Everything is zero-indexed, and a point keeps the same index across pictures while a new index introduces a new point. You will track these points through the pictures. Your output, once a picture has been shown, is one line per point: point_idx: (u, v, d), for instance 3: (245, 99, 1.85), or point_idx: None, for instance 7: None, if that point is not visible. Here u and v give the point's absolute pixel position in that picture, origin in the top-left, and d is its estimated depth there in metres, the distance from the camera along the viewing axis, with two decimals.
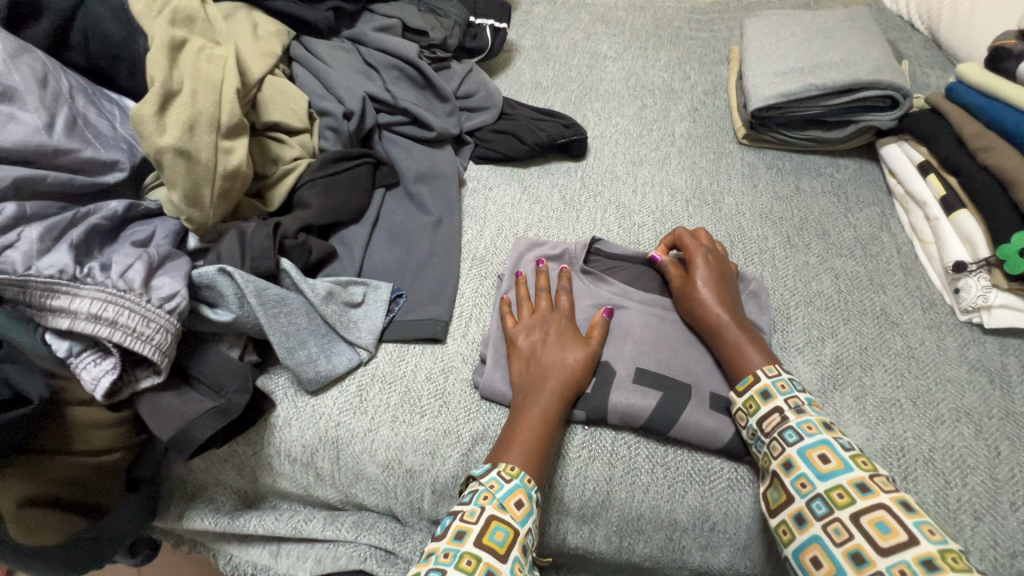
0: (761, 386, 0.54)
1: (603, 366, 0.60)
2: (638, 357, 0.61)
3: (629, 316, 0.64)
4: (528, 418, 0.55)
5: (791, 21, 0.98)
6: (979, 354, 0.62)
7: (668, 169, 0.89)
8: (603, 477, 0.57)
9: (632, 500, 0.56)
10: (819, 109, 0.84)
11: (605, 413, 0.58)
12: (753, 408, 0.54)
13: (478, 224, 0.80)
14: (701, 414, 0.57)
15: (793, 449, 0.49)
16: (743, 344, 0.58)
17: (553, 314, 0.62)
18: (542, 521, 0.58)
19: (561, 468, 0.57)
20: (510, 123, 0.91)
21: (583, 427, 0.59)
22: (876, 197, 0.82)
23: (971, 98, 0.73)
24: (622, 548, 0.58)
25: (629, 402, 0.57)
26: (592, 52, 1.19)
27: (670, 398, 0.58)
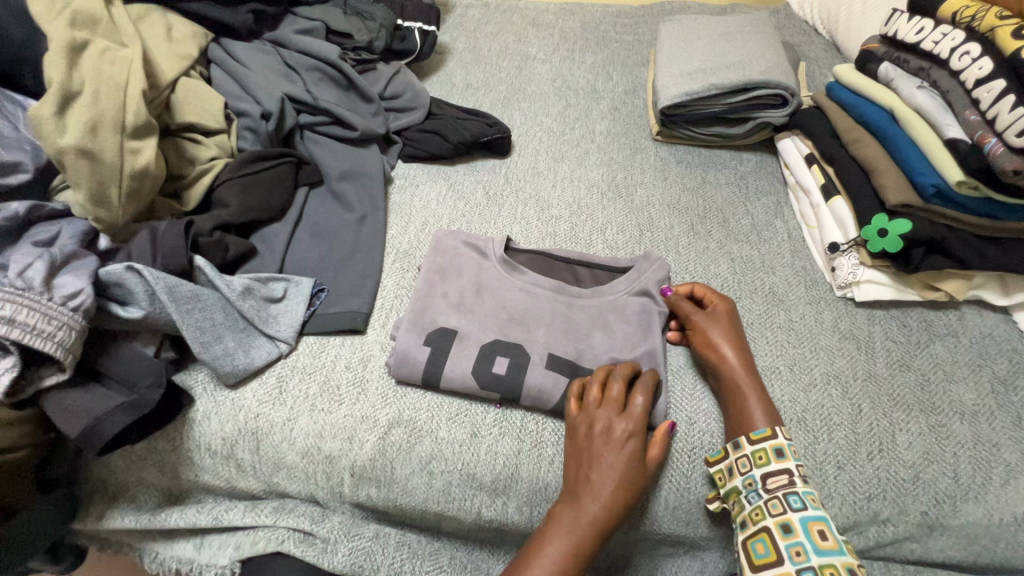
0: (776, 445, 0.56)
1: (515, 351, 0.63)
2: (548, 344, 0.64)
3: (539, 303, 0.67)
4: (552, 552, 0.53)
5: (700, 25, 1.05)
6: (850, 324, 0.70)
7: (587, 165, 0.94)
8: (511, 449, 0.61)
9: (539, 469, 0.60)
10: (720, 107, 0.91)
11: (514, 393, 0.61)
12: (764, 460, 0.56)
13: (403, 220, 0.83)
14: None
15: (779, 491, 0.54)
16: (751, 397, 0.60)
17: (625, 423, 0.57)
18: (452, 497, 0.61)
19: (474, 446, 0.61)
20: (436, 123, 0.95)
21: (495, 407, 0.63)
22: (772, 187, 0.89)
23: (843, 96, 0.81)
24: (527, 516, 0.61)
25: (540, 385, 0.61)
26: (522, 54, 1.24)
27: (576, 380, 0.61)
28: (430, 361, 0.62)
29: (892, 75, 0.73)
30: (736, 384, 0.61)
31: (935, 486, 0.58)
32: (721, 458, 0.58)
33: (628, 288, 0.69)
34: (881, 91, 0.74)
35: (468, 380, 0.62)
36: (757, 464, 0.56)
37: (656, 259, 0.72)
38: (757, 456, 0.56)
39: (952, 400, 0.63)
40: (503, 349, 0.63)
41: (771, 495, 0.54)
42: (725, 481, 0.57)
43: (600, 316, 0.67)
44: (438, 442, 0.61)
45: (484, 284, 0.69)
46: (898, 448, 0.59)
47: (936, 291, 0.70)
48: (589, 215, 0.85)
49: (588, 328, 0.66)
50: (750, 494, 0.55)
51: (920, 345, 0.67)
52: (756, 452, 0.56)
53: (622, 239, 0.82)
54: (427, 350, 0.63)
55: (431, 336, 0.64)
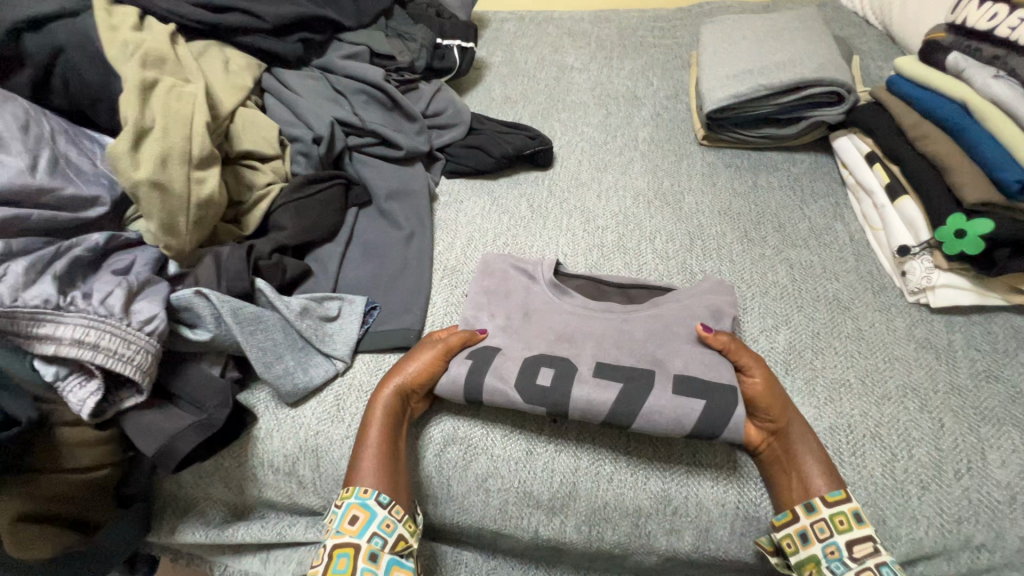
0: (855, 508, 0.52)
1: (562, 362, 0.60)
2: (596, 354, 0.61)
3: (589, 320, 0.65)
4: (370, 441, 0.57)
5: (743, 24, 1.03)
6: (926, 332, 0.65)
7: (632, 173, 0.93)
8: (566, 461, 0.60)
9: (596, 484, 0.59)
10: (770, 108, 0.87)
11: (565, 405, 0.57)
12: (846, 526, 0.52)
13: (449, 236, 0.85)
14: (664, 399, 0.56)
15: (861, 551, 0.50)
16: (813, 456, 0.55)
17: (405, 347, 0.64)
18: (505, 513, 0.61)
19: (528, 464, 0.60)
20: (478, 138, 0.97)
21: (550, 424, 0.62)
22: (830, 188, 0.85)
23: (904, 89, 0.76)
24: (588, 534, 0.60)
25: (590, 395, 0.57)
26: (559, 65, 1.25)
27: (631, 391, 0.56)
28: (472, 374, 0.60)
29: (962, 64, 0.68)
30: (799, 441, 0.56)
31: None
32: (791, 521, 0.53)
33: (685, 302, 0.65)
34: (947, 82, 0.70)
35: (510, 391, 0.58)
36: (839, 529, 0.52)
37: (717, 283, 0.68)
38: (839, 519, 0.52)
39: None
40: (548, 360, 0.60)
41: (859, 562, 0.50)
42: (797, 543, 0.52)
43: (656, 331, 0.62)
44: (485, 454, 0.61)
45: (531, 306, 0.67)
46: (989, 466, 0.55)
47: (1022, 295, 0.65)
48: (636, 224, 0.83)
49: (641, 336, 0.62)
50: (836, 566, 0.51)
51: (1008, 353, 0.62)
52: (834, 516, 0.52)
53: (672, 247, 0.79)
54: (466, 364, 0.61)
55: (472, 351, 0.62)
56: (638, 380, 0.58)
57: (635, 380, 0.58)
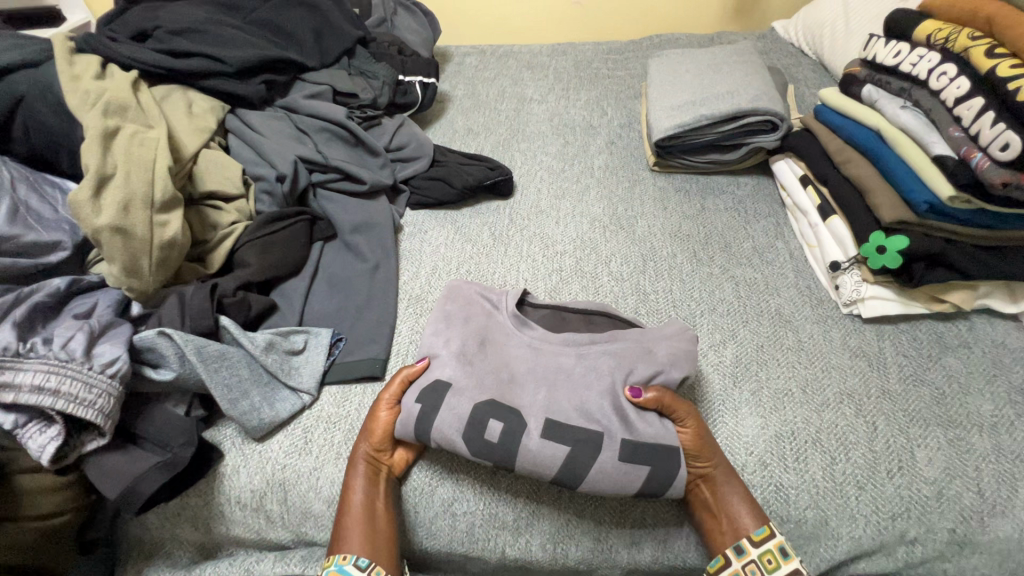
0: (780, 543, 0.55)
1: (510, 415, 0.59)
2: (545, 406, 0.60)
3: (544, 359, 0.65)
4: (349, 506, 0.58)
5: (686, 57, 1.10)
6: (859, 341, 0.70)
7: (588, 200, 0.97)
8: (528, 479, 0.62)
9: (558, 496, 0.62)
10: (712, 136, 0.93)
11: (512, 461, 0.57)
12: (774, 563, 0.54)
13: (414, 266, 0.88)
14: (609, 463, 0.56)
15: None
16: (738, 496, 0.57)
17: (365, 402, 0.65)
18: (472, 537, 0.62)
19: (494, 490, 0.62)
20: (440, 170, 1.01)
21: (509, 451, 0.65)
22: (771, 209, 0.91)
23: (828, 117, 0.83)
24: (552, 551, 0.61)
25: (538, 448, 0.57)
26: (519, 97, 1.31)
27: (579, 453, 0.56)
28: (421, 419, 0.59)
29: (875, 96, 0.75)
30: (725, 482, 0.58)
31: (960, 501, 0.57)
32: (723, 567, 0.55)
33: (639, 348, 0.64)
34: (863, 112, 0.77)
35: (456, 443, 0.58)
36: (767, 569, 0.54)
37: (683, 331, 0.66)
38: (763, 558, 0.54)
39: (970, 412, 0.62)
40: (497, 412, 0.59)
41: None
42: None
43: (607, 372, 0.62)
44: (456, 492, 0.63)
45: (488, 337, 0.67)
46: (918, 464, 0.59)
47: (943, 303, 0.70)
48: (593, 248, 0.88)
49: (596, 378, 0.62)
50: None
51: (932, 358, 0.68)
52: (763, 555, 0.54)
53: (626, 269, 0.83)
54: (416, 408, 0.60)
55: (423, 396, 0.61)
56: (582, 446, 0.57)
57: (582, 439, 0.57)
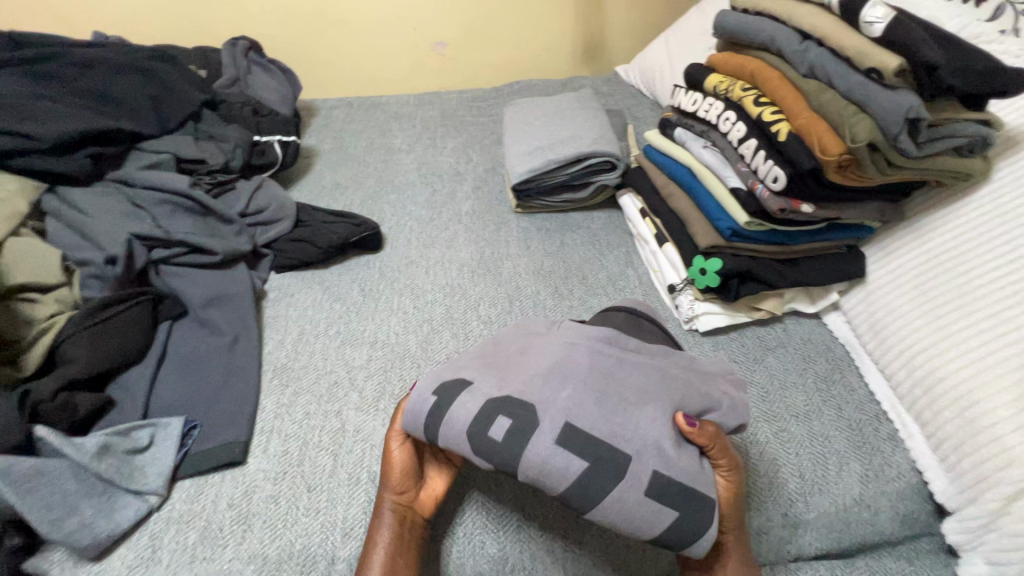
0: None
1: (521, 412, 0.54)
2: (567, 409, 0.54)
3: (580, 361, 0.59)
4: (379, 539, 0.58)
5: (536, 105, 1.19)
6: (699, 353, 0.78)
7: (456, 246, 1.01)
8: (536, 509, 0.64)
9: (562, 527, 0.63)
10: (562, 178, 1.01)
11: (514, 467, 0.52)
12: None
13: (279, 333, 0.85)
14: (631, 496, 0.50)
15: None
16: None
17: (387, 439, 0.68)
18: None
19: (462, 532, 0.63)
20: (304, 231, 0.99)
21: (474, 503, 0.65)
22: (621, 240, 1.00)
23: (654, 156, 0.94)
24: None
25: (544, 461, 0.51)
26: (387, 148, 1.33)
27: (600, 473, 0.51)
28: (434, 410, 0.57)
29: (684, 138, 0.87)
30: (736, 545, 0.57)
31: (787, 487, 0.65)
32: None
33: (694, 379, 0.60)
34: (677, 151, 0.88)
35: (462, 443, 0.54)
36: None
37: (734, 376, 0.64)
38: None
39: (787, 404, 0.72)
40: (507, 409, 0.54)
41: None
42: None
43: (650, 395, 0.57)
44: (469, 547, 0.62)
45: (531, 346, 0.63)
46: (751, 459, 0.67)
47: (760, 310, 0.81)
48: (462, 294, 0.90)
49: (636, 395, 0.56)
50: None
51: (756, 360, 0.77)
52: None
53: (494, 311, 0.87)
54: (433, 399, 0.58)
55: (446, 382, 0.59)
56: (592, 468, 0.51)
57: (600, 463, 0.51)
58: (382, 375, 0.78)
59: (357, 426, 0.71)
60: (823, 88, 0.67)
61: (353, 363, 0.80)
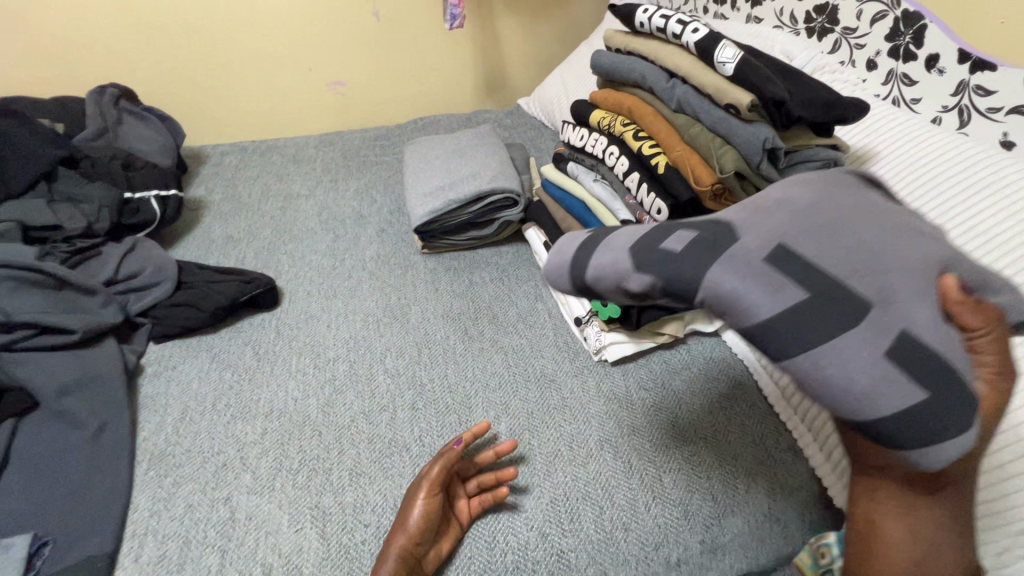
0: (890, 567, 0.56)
1: (714, 231, 0.49)
2: (785, 233, 0.47)
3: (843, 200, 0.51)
4: (395, 552, 0.58)
5: (436, 144, 1.18)
6: (610, 385, 0.79)
7: (360, 295, 0.96)
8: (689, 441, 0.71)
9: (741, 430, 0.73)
10: (465, 217, 1.00)
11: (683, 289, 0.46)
12: None
13: (157, 414, 0.76)
14: (861, 353, 0.42)
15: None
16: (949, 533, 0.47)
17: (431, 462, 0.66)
18: (569, 516, 0.64)
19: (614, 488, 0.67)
20: (186, 293, 0.90)
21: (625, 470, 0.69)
22: (530, 273, 1.00)
23: (551, 190, 0.96)
24: (776, 485, 0.68)
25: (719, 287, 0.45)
26: (285, 194, 1.26)
27: (827, 316, 0.43)
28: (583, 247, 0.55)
29: (576, 172, 0.89)
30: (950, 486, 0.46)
31: (701, 513, 0.65)
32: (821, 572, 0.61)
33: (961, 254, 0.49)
34: (571, 185, 0.90)
35: (620, 262, 0.50)
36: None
37: None
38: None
39: (696, 427, 0.73)
40: (688, 228, 0.50)
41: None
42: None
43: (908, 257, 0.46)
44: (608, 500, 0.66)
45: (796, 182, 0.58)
46: (666, 489, 0.67)
47: (663, 335, 0.82)
48: (367, 347, 0.85)
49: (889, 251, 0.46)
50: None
51: (664, 386, 0.78)
52: None
53: (402, 362, 0.83)
54: (583, 236, 0.57)
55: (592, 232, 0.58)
56: (802, 312, 0.43)
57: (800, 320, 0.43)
58: (279, 448, 0.71)
59: (250, 511, 0.64)
60: (692, 121, 0.72)
61: (244, 438, 0.72)
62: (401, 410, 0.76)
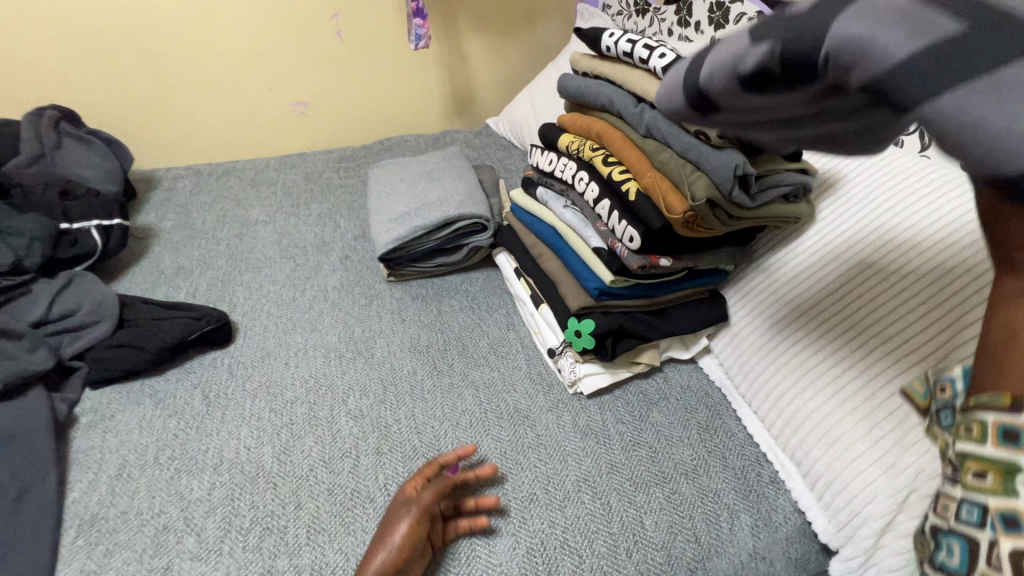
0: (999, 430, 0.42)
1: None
2: None
3: None
4: (384, 556, 0.56)
5: (403, 167, 1.15)
6: (586, 419, 0.75)
7: (321, 328, 0.90)
8: (838, 299, 0.69)
9: (883, 287, 0.66)
10: (432, 243, 0.96)
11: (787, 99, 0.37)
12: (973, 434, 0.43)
13: (90, 470, 0.69)
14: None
15: (961, 522, 0.44)
16: None
17: (417, 483, 0.63)
18: (601, 483, 0.68)
19: (655, 451, 0.71)
20: (128, 332, 0.83)
21: (673, 439, 0.73)
22: (501, 300, 0.96)
23: (521, 216, 0.93)
24: (921, 353, 0.62)
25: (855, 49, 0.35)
26: (242, 220, 1.20)
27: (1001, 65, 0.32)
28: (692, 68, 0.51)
29: (546, 198, 0.87)
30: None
31: (684, 554, 0.62)
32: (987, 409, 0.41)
33: None
34: (542, 211, 0.87)
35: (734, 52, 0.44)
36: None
37: None
38: (975, 477, 0.43)
39: (676, 461, 0.70)
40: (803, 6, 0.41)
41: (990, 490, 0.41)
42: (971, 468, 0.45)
43: None
44: (648, 466, 0.70)
45: None
46: (646, 532, 0.63)
47: (639, 363, 0.80)
48: (328, 386, 0.80)
49: None
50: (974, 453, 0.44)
51: (642, 418, 0.75)
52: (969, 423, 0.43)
53: (366, 402, 0.77)
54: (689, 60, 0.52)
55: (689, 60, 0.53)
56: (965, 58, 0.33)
57: (938, 56, 0.33)
58: (227, 506, 0.65)
59: None
60: (661, 147, 0.70)
61: (189, 496, 0.66)
62: (364, 455, 0.70)
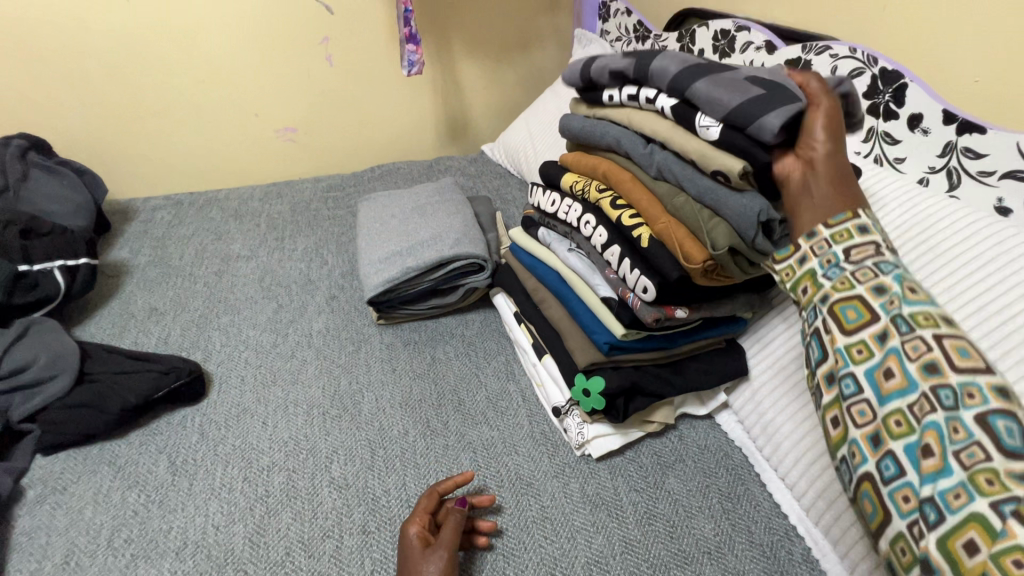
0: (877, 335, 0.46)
1: None
2: None
3: None
4: None
5: (394, 200, 1.09)
6: (596, 487, 0.68)
7: (303, 380, 0.83)
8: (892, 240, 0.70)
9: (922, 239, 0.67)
10: (424, 285, 0.90)
11: None
12: (864, 353, 0.46)
13: (33, 558, 0.60)
14: None
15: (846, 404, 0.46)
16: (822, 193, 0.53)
17: (420, 524, 0.60)
18: (609, 509, 0.66)
19: (662, 475, 0.70)
20: (87, 390, 0.75)
21: (673, 466, 0.71)
22: (500, 346, 0.89)
23: (522, 256, 0.87)
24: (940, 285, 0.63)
25: None
26: (223, 255, 1.13)
27: None
28: None
29: (548, 238, 0.81)
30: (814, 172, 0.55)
31: None
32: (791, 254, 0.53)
33: None
34: (545, 252, 0.81)
35: None
36: (890, 435, 0.42)
37: None
38: (886, 379, 0.44)
39: (697, 538, 0.63)
40: None
41: (856, 267, 0.49)
42: (809, 374, 0.52)
43: None
44: (656, 491, 0.68)
45: None
46: None
47: (653, 423, 0.73)
48: (309, 450, 0.72)
49: None
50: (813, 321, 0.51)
51: (657, 485, 0.68)
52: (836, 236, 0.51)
53: (352, 469, 0.70)
54: None
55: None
56: None
57: None
58: None
59: None
60: (676, 191, 0.64)
61: None
62: (347, 534, 0.62)
